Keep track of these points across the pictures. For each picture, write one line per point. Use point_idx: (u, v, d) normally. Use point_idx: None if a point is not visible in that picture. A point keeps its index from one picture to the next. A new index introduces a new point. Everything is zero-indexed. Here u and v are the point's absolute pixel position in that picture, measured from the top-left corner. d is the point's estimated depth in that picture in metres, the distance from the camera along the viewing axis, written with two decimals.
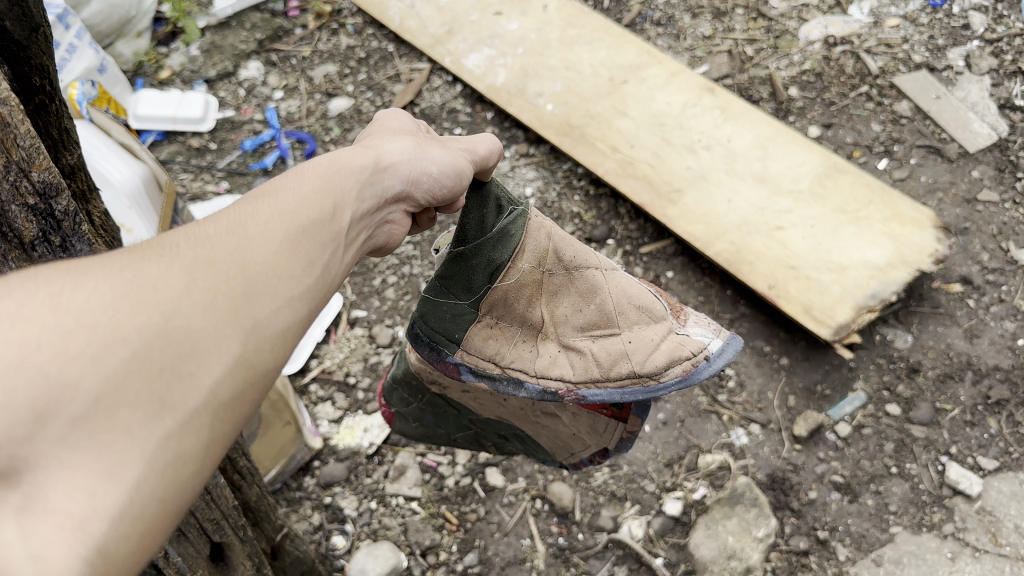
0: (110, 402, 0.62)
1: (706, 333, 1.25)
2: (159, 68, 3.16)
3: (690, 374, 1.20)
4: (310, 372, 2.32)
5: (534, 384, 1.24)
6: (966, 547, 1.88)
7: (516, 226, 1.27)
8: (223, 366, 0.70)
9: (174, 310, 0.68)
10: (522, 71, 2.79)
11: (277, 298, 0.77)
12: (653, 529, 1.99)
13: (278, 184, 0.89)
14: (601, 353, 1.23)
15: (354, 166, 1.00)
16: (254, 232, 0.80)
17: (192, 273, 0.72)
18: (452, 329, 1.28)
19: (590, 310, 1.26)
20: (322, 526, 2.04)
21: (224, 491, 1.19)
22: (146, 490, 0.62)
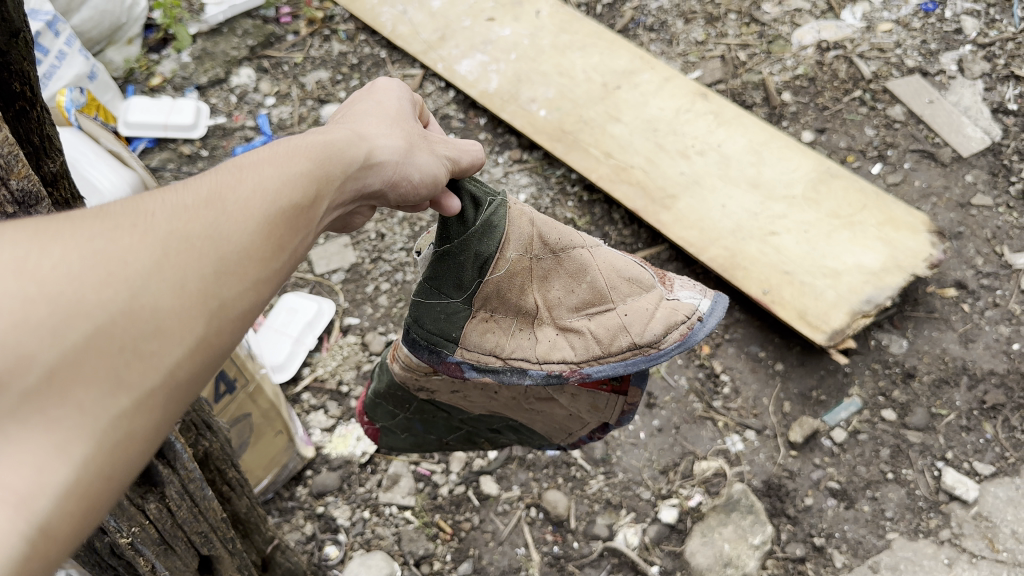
0: (66, 377, 0.60)
1: (694, 295, 1.29)
2: (150, 75, 3.14)
3: (688, 337, 1.24)
4: (302, 380, 2.31)
5: (537, 370, 1.25)
6: (964, 553, 1.87)
7: (499, 217, 1.24)
8: (184, 348, 0.68)
9: (142, 287, 0.66)
10: (515, 77, 2.78)
11: (245, 280, 0.75)
12: (649, 537, 1.98)
13: (265, 157, 0.86)
14: (600, 331, 1.24)
15: (342, 155, 0.97)
16: (233, 207, 0.77)
17: (164, 248, 0.69)
18: (448, 328, 1.27)
19: (582, 289, 1.28)
20: (315, 536, 2.02)
21: (212, 504, 1.17)
22: (94, 469, 0.61)
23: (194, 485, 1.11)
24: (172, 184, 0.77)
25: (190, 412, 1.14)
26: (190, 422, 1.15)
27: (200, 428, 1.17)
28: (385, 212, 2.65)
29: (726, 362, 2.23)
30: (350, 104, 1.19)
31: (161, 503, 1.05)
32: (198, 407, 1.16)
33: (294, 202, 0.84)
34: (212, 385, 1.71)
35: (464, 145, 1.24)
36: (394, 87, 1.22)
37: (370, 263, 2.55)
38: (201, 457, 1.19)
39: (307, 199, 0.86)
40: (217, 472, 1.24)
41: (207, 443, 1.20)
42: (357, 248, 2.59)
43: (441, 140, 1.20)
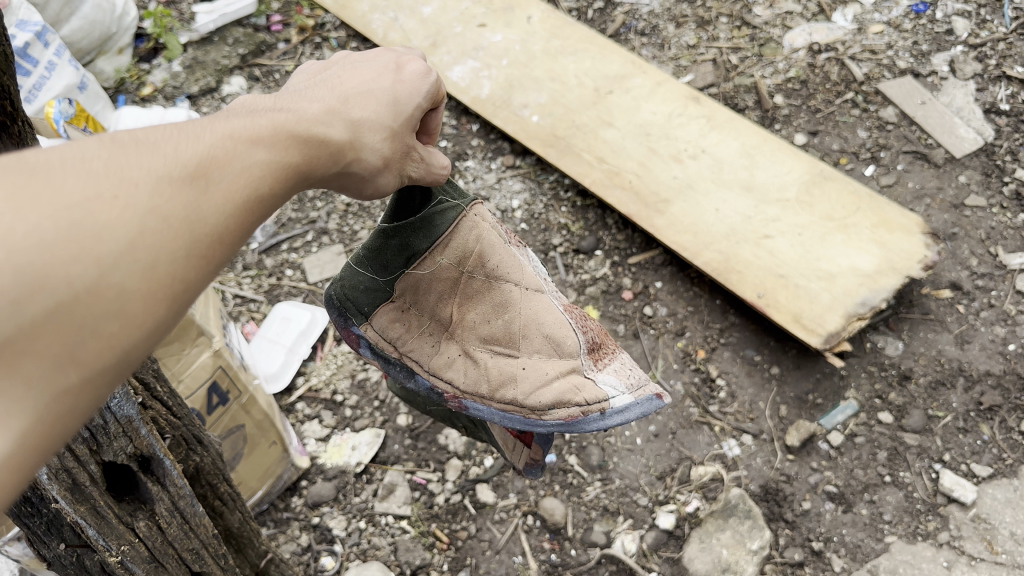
0: (22, 347, 0.58)
1: (614, 385, 1.30)
2: (141, 85, 3.13)
3: (574, 421, 1.26)
4: (296, 390, 2.29)
5: (425, 378, 1.34)
6: (962, 555, 1.86)
7: (443, 221, 1.31)
8: (143, 331, 0.66)
9: (113, 266, 0.64)
10: (507, 83, 2.78)
11: (212, 265, 0.72)
12: (646, 543, 1.97)
13: (263, 133, 0.81)
14: (493, 370, 1.30)
15: (339, 141, 0.90)
16: (217, 187, 0.73)
17: (141, 226, 0.66)
18: (362, 301, 1.31)
19: (497, 324, 1.31)
20: (311, 547, 2.01)
21: (203, 520, 1.15)
22: (30, 443, 0.59)
23: (184, 501, 1.10)
24: (161, 139, 0.73)
25: (179, 426, 1.14)
26: (180, 437, 1.15)
27: (190, 442, 1.17)
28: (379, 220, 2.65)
29: (722, 366, 2.22)
30: (366, 57, 1.05)
31: (151, 520, 1.06)
32: (188, 421, 1.16)
33: (278, 189, 0.80)
34: (205, 397, 1.71)
35: (436, 158, 1.12)
36: (421, 84, 1.05)
37: None
38: (192, 472, 1.19)
39: (291, 187, 0.82)
40: (209, 487, 1.24)
41: (197, 457, 1.19)
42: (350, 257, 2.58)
43: (422, 152, 1.08)
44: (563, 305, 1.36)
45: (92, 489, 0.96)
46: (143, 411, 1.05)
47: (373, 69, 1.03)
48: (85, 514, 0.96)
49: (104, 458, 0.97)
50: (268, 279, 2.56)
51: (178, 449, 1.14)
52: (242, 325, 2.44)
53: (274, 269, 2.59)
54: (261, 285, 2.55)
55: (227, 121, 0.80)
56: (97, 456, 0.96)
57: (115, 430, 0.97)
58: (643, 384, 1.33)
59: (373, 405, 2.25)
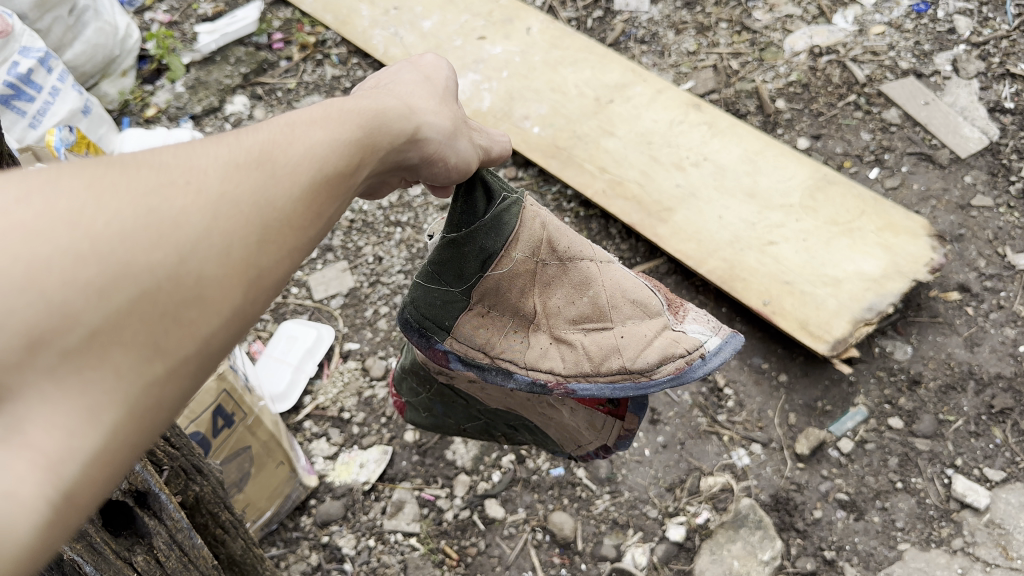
0: (107, 340, 0.62)
1: (702, 331, 1.33)
2: (145, 107, 3.15)
3: (682, 373, 1.27)
4: (303, 409, 2.29)
5: (522, 375, 1.30)
6: (977, 561, 1.83)
7: (511, 215, 1.29)
8: (221, 318, 0.70)
9: (190, 253, 0.67)
10: (508, 95, 2.77)
11: (284, 250, 0.77)
12: (657, 556, 1.95)
13: (315, 120, 0.87)
14: (592, 347, 1.29)
15: (395, 123, 0.99)
16: (281, 171, 0.79)
17: (215, 212, 0.71)
18: (441, 317, 1.31)
19: (582, 302, 1.32)
20: (321, 567, 2.01)
21: (202, 551, 1.16)
22: (123, 435, 0.62)
23: (182, 533, 1.11)
24: (223, 137, 0.79)
25: (178, 457, 1.13)
26: (178, 468, 1.14)
27: (190, 472, 1.17)
28: (382, 235, 2.65)
29: (730, 375, 2.21)
30: (393, 69, 1.22)
31: (149, 554, 1.05)
32: (187, 451, 1.16)
33: (340, 171, 0.85)
34: (210, 420, 1.71)
35: (496, 135, 1.29)
36: (440, 65, 1.22)
37: (369, 287, 2.54)
38: (192, 503, 1.19)
39: (351, 167, 0.88)
40: (212, 516, 1.24)
41: (198, 487, 1.19)
42: (355, 273, 2.58)
43: (478, 128, 1.25)
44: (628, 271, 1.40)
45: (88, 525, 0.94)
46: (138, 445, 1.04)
47: (400, 70, 1.19)
48: (82, 550, 0.92)
49: None
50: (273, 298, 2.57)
51: (178, 481, 1.14)
52: (248, 344, 2.44)
53: None
54: None
55: (283, 115, 0.87)
56: None
57: None
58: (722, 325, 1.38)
59: (380, 422, 2.25)
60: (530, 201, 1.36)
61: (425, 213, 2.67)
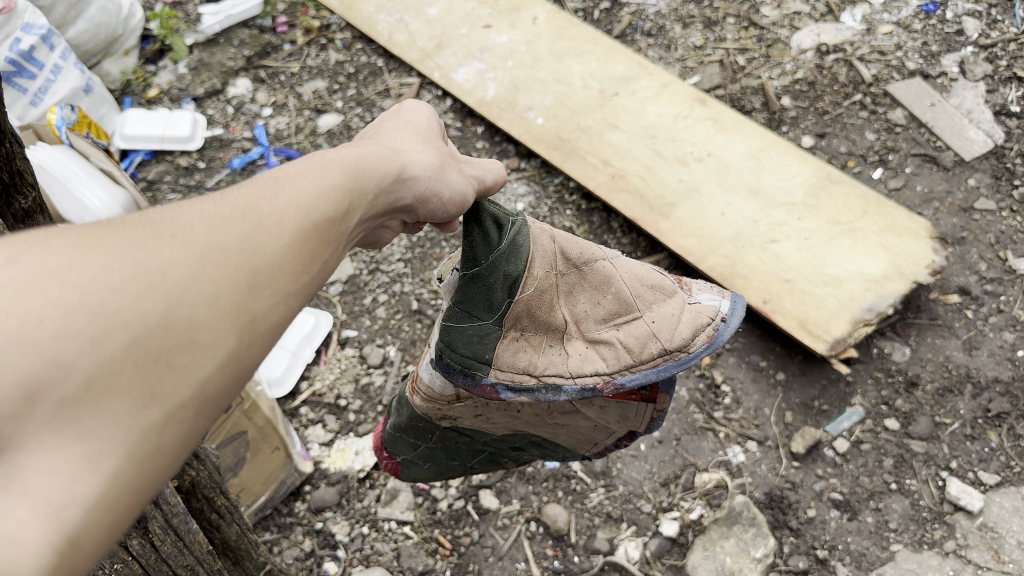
0: (101, 388, 0.60)
1: (713, 297, 1.28)
2: (147, 86, 3.14)
3: (715, 338, 1.21)
4: (300, 394, 2.29)
5: (571, 385, 1.20)
6: (969, 564, 1.84)
7: (524, 236, 1.22)
8: (217, 363, 0.67)
9: (181, 299, 0.66)
10: (513, 84, 2.76)
11: (279, 293, 0.74)
12: (650, 551, 1.96)
13: (303, 168, 0.86)
14: (629, 340, 1.21)
15: (381, 168, 0.99)
16: (268, 219, 0.76)
17: (204, 260, 0.69)
18: (481, 351, 1.22)
19: (608, 301, 1.24)
20: (314, 553, 2.01)
21: (197, 537, 1.16)
22: (122, 483, 0.60)
23: (177, 518, 1.11)
24: (211, 192, 0.78)
25: None
26: None
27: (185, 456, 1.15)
28: None
29: (727, 372, 2.21)
30: (382, 119, 1.23)
31: (145, 538, 1.04)
32: None
33: (329, 214, 0.83)
34: None
35: (485, 164, 1.28)
36: (421, 111, 1.25)
37: (368, 274, 2.53)
38: (188, 488, 1.17)
39: (341, 212, 0.85)
40: (207, 502, 1.23)
41: (194, 471, 1.17)
42: (354, 260, 2.58)
43: (468, 161, 1.25)
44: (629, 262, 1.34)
45: None
46: None
47: (386, 121, 1.21)
48: None
49: None
50: None
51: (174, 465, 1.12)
52: None
53: None
54: None
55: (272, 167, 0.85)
56: None
57: None
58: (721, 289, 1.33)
59: (376, 409, 2.25)
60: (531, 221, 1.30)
61: None
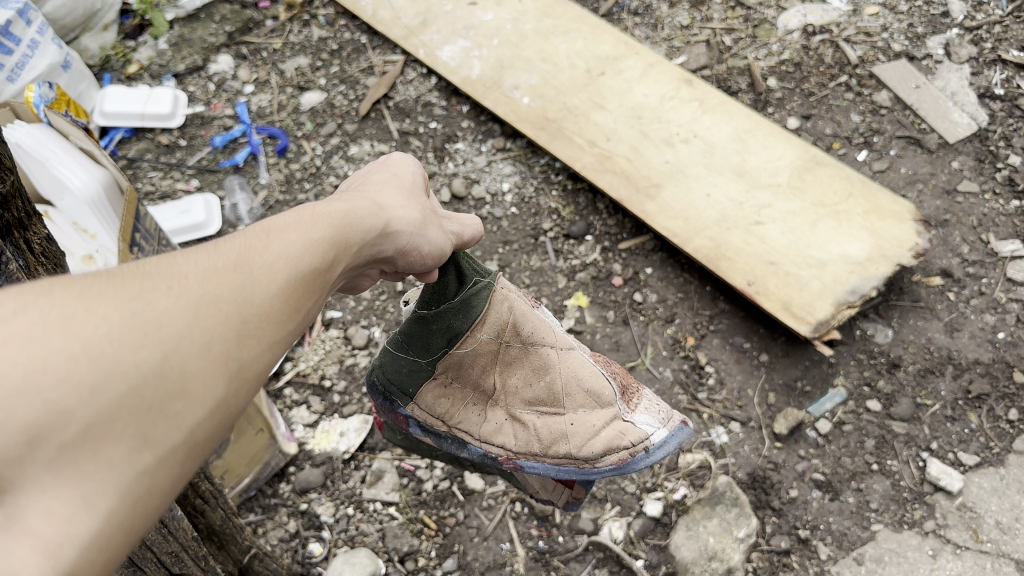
0: (100, 433, 0.63)
1: (650, 423, 1.38)
2: (127, 62, 3.10)
3: (624, 464, 1.33)
4: (284, 375, 2.28)
5: (477, 447, 1.38)
6: (947, 543, 1.86)
7: (480, 298, 1.35)
8: (204, 410, 0.71)
9: (176, 350, 0.69)
10: (498, 63, 2.74)
11: (263, 343, 0.78)
12: (633, 530, 1.97)
13: (288, 222, 0.89)
14: (543, 430, 1.35)
15: (365, 221, 1.02)
16: (257, 272, 0.80)
17: (197, 311, 0.72)
18: (407, 384, 1.38)
19: (540, 386, 1.38)
20: (299, 534, 2.00)
21: (181, 524, 1.14)
22: (114, 525, 0.63)
23: None
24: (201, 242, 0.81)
25: None
26: None
27: None
28: None
29: (711, 353, 2.21)
30: (367, 170, 1.26)
31: None
32: None
33: (315, 265, 0.87)
34: None
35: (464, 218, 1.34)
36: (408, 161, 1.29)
37: None
38: None
39: (324, 264, 0.89)
40: (191, 488, 1.22)
41: None
42: None
43: (447, 214, 1.30)
44: (589, 356, 1.45)
45: None
46: None
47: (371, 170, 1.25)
48: None
49: None
50: None
51: None
52: None
53: None
54: None
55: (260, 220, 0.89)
56: None
57: None
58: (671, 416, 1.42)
59: (361, 391, 2.25)
60: (507, 286, 1.42)
61: None
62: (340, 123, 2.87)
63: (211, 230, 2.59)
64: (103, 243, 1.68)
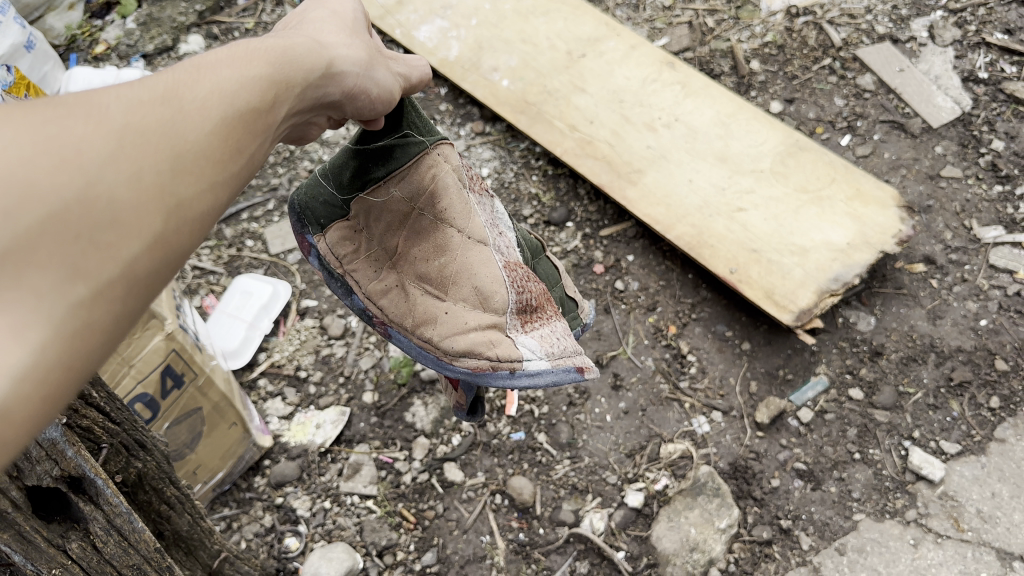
0: (13, 263, 0.56)
1: (532, 351, 1.29)
2: (94, 43, 3.01)
3: (481, 374, 1.24)
4: (258, 366, 2.23)
5: (359, 299, 1.29)
6: (929, 533, 1.85)
7: (405, 153, 1.24)
8: (143, 243, 0.64)
9: (99, 177, 0.61)
10: (476, 44, 2.68)
11: (207, 180, 0.70)
12: (615, 522, 1.94)
13: (228, 49, 0.79)
14: (423, 308, 1.26)
15: (308, 56, 0.87)
16: (195, 100, 0.71)
17: (123, 138, 0.64)
18: (318, 213, 1.26)
19: (438, 263, 1.26)
20: (274, 528, 1.96)
21: (145, 535, 1.09)
22: (47, 360, 0.56)
23: (121, 518, 1.04)
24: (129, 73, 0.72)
25: (121, 432, 1.09)
26: (121, 444, 1.09)
27: (134, 448, 1.12)
28: None
29: (693, 342, 2.19)
30: None
31: (85, 540, 1.00)
32: (128, 425, 1.10)
33: (263, 101, 0.78)
34: (157, 382, 1.64)
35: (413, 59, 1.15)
36: None
37: None
38: (134, 482, 1.14)
39: (275, 96, 0.80)
40: (156, 495, 1.19)
41: (140, 463, 1.14)
42: None
43: (397, 53, 1.12)
44: (506, 261, 1.33)
45: (15, 516, 0.87)
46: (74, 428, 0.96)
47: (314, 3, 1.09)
48: (9, 541, 0.87)
49: (27, 483, 0.89)
50: (228, 250, 2.48)
51: (119, 460, 1.09)
52: (201, 298, 2.36)
53: (234, 240, 2.50)
54: (220, 256, 2.46)
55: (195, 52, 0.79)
56: (20, 482, 0.88)
57: (38, 455, 0.89)
58: (563, 357, 1.33)
59: (338, 381, 2.20)
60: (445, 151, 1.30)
61: None
62: None
63: None
64: None
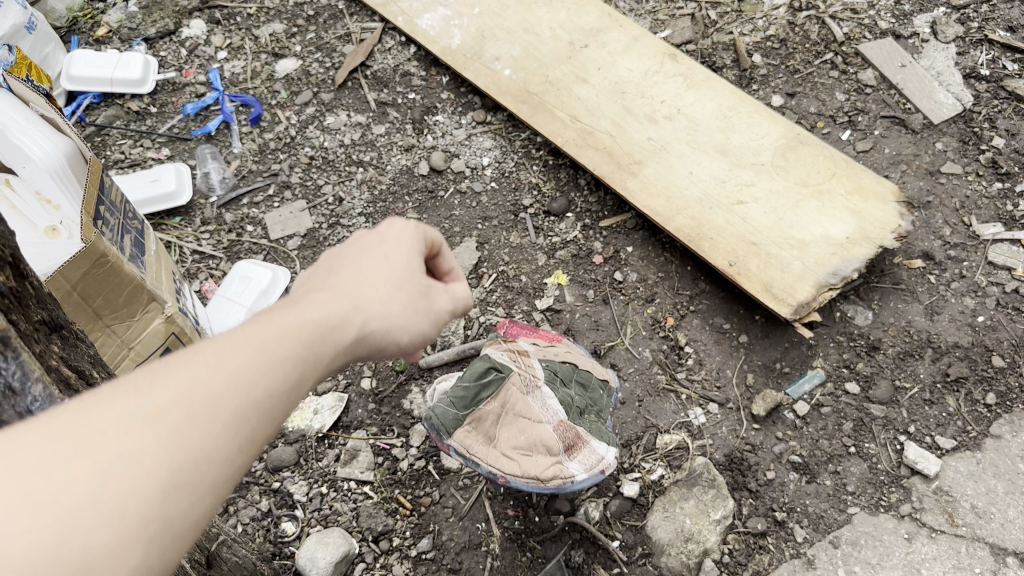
0: None
1: (582, 468, 1.64)
2: (96, 26, 3.03)
3: (560, 487, 1.61)
4: None
5: (454, 451, 1.62)
6: (923, 527, 1.85)
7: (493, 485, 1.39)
8: (133, 564, 0.63)
9: (79, 534, 0.60)
10: (479, 32, 2.68)
11: (206, 486, 0.69)
12: (610, 511, 1.94)
13: (245, 357, 0.77)
14: (504, 463, 1.62)
15: (338, 334, 0.88)
16: (202, 415, 0.70)
17: (109, 479, 0.63)
18: None
19: (512, 433, 1.64)
20: (271, 512, 1.96)
21: None
22: None
23: None
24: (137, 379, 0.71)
25: None
26: None
27: None
28: (344, 176, 2.58)
29: (691, 334, 2.19)
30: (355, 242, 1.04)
31: None
32: None
33: (267, 423, 0.76)
34: (157, 364, 1.64)
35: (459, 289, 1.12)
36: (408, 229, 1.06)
37: (327, 229, 2.48)
38: None
39: (280, 417, 0.78)
40: None
41: None
42: (314, 213, 2.51)
43: (444, 287, 1.08)
44: (552, 395, 1.69)
45: None
46: (72, 406, 0.93)
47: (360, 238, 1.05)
48: None
49: None
50: (228, 235, 2.48)
51: None
52: (200, 283, 2.36)
53: (234, 225, 2.50)
54: (220, 241, 2.47)
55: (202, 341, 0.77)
56: None
57: None
58: (597, 465, 1.66)
59: (336, 367, 2.21)
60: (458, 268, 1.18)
61: (391, 153, 2.62)
62: (316, 92, 2.79)
63: (181, 200, 2.52)
64: (68, 215, 1.61)
